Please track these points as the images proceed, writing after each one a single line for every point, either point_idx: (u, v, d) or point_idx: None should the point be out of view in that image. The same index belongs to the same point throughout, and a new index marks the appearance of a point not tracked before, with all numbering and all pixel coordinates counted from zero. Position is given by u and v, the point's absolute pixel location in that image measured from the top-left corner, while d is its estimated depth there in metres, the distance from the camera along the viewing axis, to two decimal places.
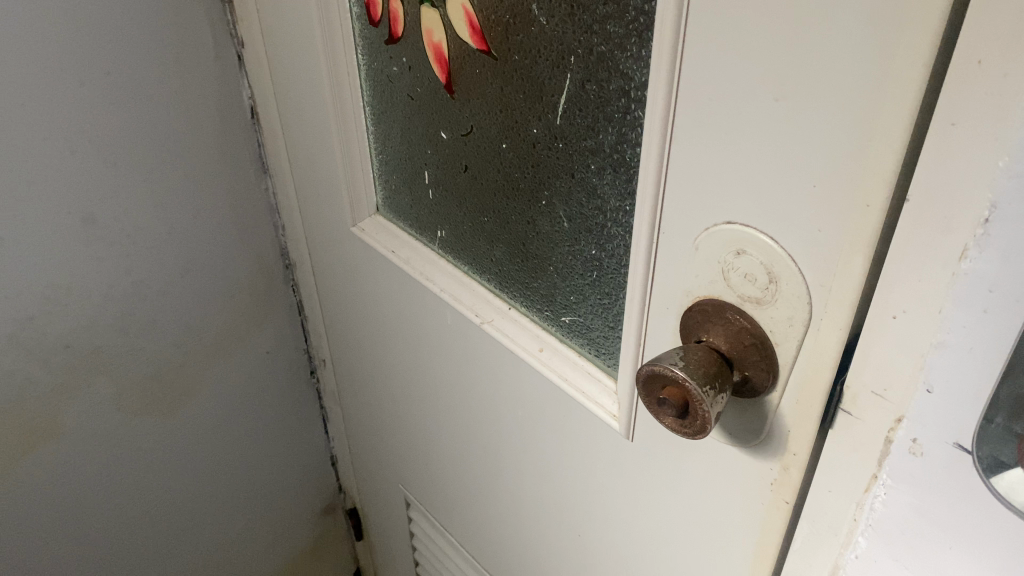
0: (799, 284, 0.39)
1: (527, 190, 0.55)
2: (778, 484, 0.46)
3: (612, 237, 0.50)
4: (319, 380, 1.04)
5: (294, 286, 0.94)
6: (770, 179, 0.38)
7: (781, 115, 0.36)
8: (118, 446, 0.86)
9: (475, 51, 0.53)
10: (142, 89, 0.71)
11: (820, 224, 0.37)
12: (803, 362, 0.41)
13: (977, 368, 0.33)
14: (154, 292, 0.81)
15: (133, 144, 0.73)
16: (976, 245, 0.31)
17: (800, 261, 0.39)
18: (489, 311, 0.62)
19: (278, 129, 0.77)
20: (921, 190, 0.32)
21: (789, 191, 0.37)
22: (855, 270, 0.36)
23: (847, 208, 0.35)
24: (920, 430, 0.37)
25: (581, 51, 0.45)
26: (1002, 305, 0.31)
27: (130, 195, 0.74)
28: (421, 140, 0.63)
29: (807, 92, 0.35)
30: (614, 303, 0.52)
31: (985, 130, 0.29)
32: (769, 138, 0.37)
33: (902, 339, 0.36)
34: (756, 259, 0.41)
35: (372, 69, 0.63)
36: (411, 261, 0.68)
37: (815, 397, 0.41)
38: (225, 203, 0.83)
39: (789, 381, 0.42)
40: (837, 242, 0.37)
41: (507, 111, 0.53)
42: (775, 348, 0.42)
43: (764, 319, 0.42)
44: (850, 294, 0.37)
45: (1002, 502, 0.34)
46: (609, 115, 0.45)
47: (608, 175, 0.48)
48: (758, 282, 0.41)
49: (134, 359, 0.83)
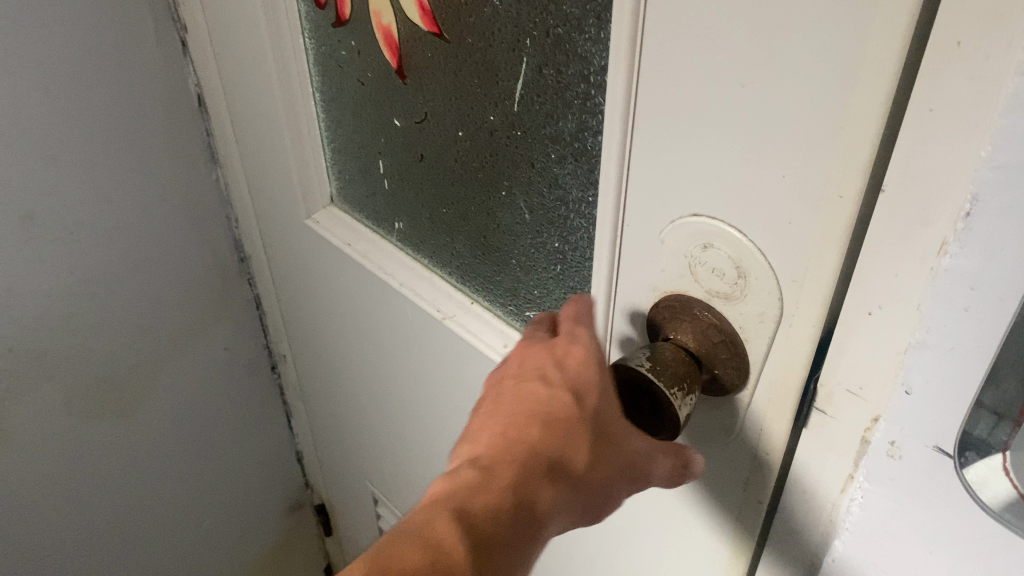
0: (769, 280, 0.37)
1: (486, 180, 0.53)
2: (750, 480, 0.44)
3: (575, 228, 0.48)
4: (281, 376, 1.01)
5: (250, 281, 0.91)
6: (738, 170, 0.36)
7: (747, 102, 0.34)
8: (71, 451, 0.83)
9: (425, 33, 0.50)
10: (79, 78, 0.67)
11: (790, 215, 0.35)
12: (775, 360, 0.39)
13: (960, 369, 0.31)
14: (102, 290, 0.77)
15: (72, 136, 0.69)
16: (957, 239, 0.29)
17: (769, 255, 0.37)
18: (451, 307, 0.60)
19: (225, 117, 0.73)
20: (897, 180, 0.31)
21: (758, 182, 0.35)
22: (829, 264, 0.34)
23: (818, 199, 0.33)
24: (899, 432, 0.35)
25: (537, 34, 0.43)
26: (985, 302, 0.29)
27: (70, 189, 0.70)
28: (375, 128, 0.60)
29: (773, 77, 0.32)
30: (579, 296, 0.50)
31: (964, 118, 0.27)
32: (735, 126, 0.35)
33: (880, 336, 0.34)
34: (723, 253, 0.38)
35: (321, 53, 0.60)
36: (368, 254, 0.65)
37: (788, 396, 0.39)
38: (174, 196, 0.79)
39: (760, 380, 0.40)
40: (809, 235, 0.35)
41: (463, 97, 0.50)
42: (744, 345, 0.40)
43: (732, 315, 0.40)
44: (823, 289, 0.35)
45: (983, 510, 0.33)
46: (569, 101, 0.43)
47: (569, 165, 0.45)
48: (726, 277, 0.39)
49: (83, 360, 0.79)
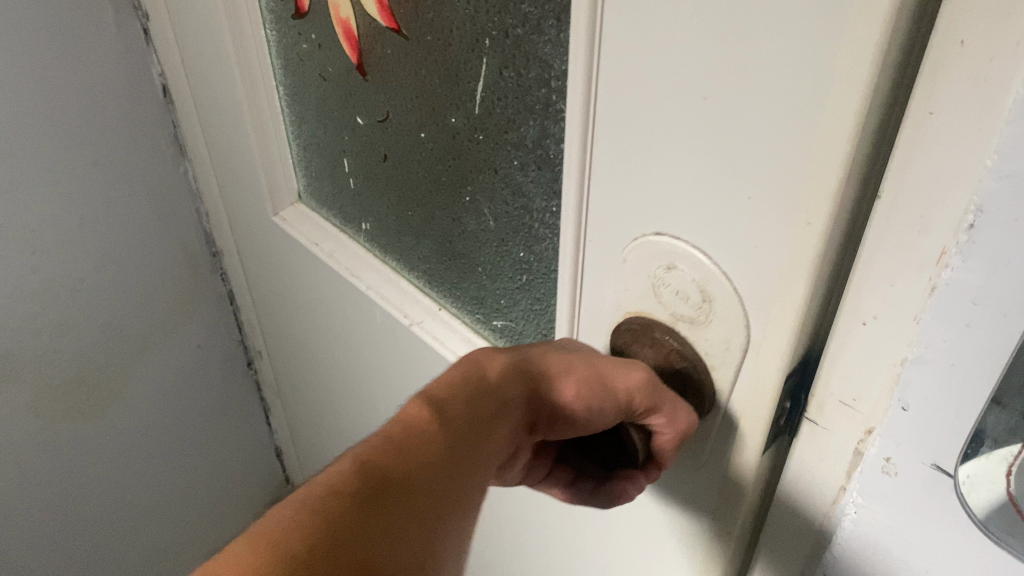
0: (734, 305, 0.35)
1: (449, 184, 0.50)
2: (721, 508, 0.43)
3: (539, 239, 0.45)
4: (257, 372, 0.99)
5: (223, 276, 0.88)
6: (703, 186, 0.33)
7: (713, 116, 0.31)
8: (39, 455, 0.81)
9: (384, 29, 0.47)
10: (35, 71, 0.64)
11: (761, 242, 0.32)
12: (741, 386, 0.37)
13: (960, 387, 0.29)
14: (67, 291, 0.74)
15: (29, 131, 0.66)
16: (959, 250, 0.27)
17: (735, 277, 0.34)
18: (418, 312, 0.57)
19: (191, 108, 0.70)
20: (893, 187, 0.29)
21: (725, 200, 0.33)
22: (796, 292, 0.32)
23: (786, 221, 0.31)
24: (894, 448, 0.33)
25: (496, 34, 0.40)
26: (986, 318, 0.27)
27: (30, 187, 0.68)
28: (338, 126, 0.57)
29: (741, 90, 0.30)
30: (546, 308, 0.48)
31: (968, 121, 0.25)
32: (699, 141, 0.32)
33: (875, 346, 0.33)
34: (687, 275, 0.36)
35: (283, 46, 0.57)
36: (335, 255, 0.62)
37: (758, 422, 0.37)
38: (139, 192, 0.76)
39: (726, 405, 0.39)
40: (777, 260, 0.32)
41: (424, 97, 0.48)
42: (709, 370, 0.38)
43: (696, 339, 0.38)
44: (790, 318, 0.33)
45: (983, 531, 0.31)
46: (531, 106, 0.41)
47: (532, 172, 0.43)
48: (691, 301, 0.37)
49: (50, 363, 0.77)
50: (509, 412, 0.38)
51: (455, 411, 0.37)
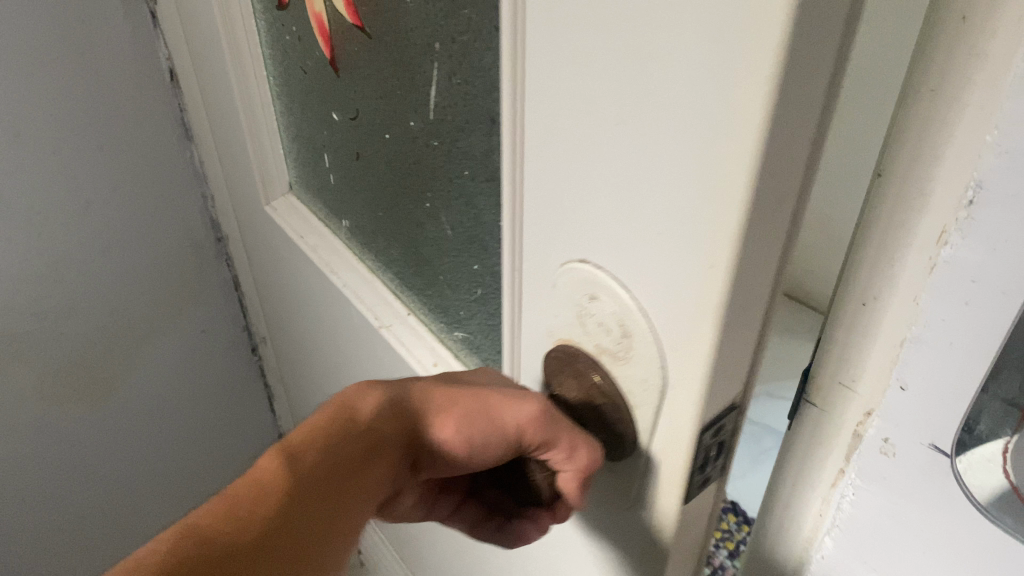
0: (650, 348, 0.30)
1: (412, 189, 0.50)
2: (645, 560, 0.39)
3: (490, 250, 0.45)
4: (262, 359, 0.98)
5: (229, 262, 0.88)
6: (615, 212, 0.29)
7: (623, 131, 0.26)
8: (43, 437, 0.82)
9: (350, 26, 0.48)
10: (41, 53, 0.64)
11: (666, 287, 0.28)
12: (662, 435, 0.33)
13: (959, 367, 0.29)
14: (72, 274, 0.75)
15: (36, 114, 0.66)
16: (959, 230, 0.27)
17: (653, 319, 0.30)
18: (389, 316, 0.57)
19: (196, 92, 0.70)
20: (895, 166, 0.29)
21: (636, 229, 0.28)
22: (704, 342, 0.28)
23: (692, 260, 0.26)
24: (894, 430, 0.33)
25: (445, 40, 0.40)
26: (986, 297, 0.27)
27: (36, 169, 0.68)
28: (317, 121, 0.58)
29: (644, 105, 0.25)
30: (499, 323, 0.47)
31: (969, 97, 0.25)
32: (610, 160, 0.27)
33: (875, 328, 0.33)
34: (609, 308, 0.32)
35: (270, 32, 0.58)
36: (318, 250, 0.63)
37: (675, 476, 0.34)
38: (146, 176, 0.76)
39: (649, 453, 0.34)
40: (687, 303, 0.27)
41: (388, 100, 0.48)
42: (633, 412, 0.34)
43: (620, 378, 0.33)
44: (702, 368, 0.29)
45: (980, 510, 0.31)
46: (478, 117, 0.40)
47: (482, 185, 0.43)
48: (612, 334, 0.32)
49: (55, 345, 0.77)
50: (387, 452, 0.37)
51: (318, 453, 0.35)
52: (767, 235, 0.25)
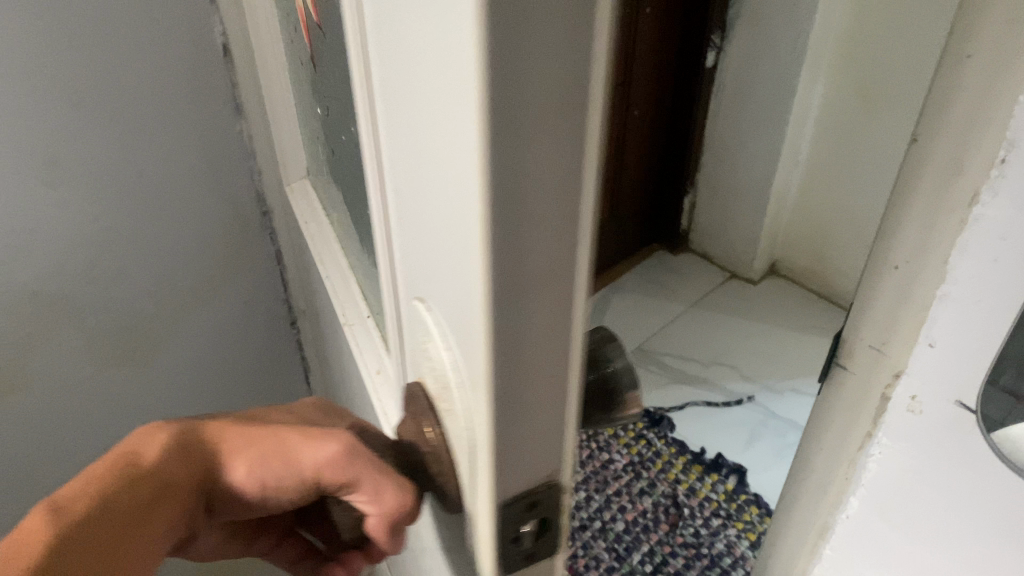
0: (457, 402, 0.26)
1: (356, 193, 0.49)
2: None
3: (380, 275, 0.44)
4: (300, 332, 1.01)
5: (272, 234, 0.90)
6: (424, 241, 0.25)
7: (418, 150, 0.22)
8: (88, 396, 0.85)
9: (315, 24, 0.49)
10: (104, 23, 0.67)
11: (458, 337, 0.24)
12: (475, 502, 0.29)
13: (983, 319, 0.37)
14: (123, 239, 0.78)
15: (97, 81, 0.69)
16: (988, 190, 0.35)
17: (456, 373, 0.26)
18: (354, 315, 0.56)
19: (248, 65, 0.73)
20: (928, 130, 0.35)
21: (437, 264, 0.24)
22: (482, 407, 0.24)
23: (465, 311, 0.22)
24: (922, 387, 0.41)
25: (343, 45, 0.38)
26: (1012, 259, 0.35)
27: (95, 136, 0.71)
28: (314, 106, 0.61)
29: (421, 120, 0.21)
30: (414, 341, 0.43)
31: (993, 74, 0.32)
32: (415, 182, 0.24)
33: (901, 292, 0.39)
34: (434, 349, 0.28)
35: (286, 19, 0.63)
36: (314, 237, 0.66)
37: (490, 546, 0.30)
38: (197, 148, 0.79)
39: (469, 518, 0.30)
40: (469, 360, 0.24)
41: (337, 100, 0.48)
42: (455, 470, 0.30)
43: (446, 430, 0.29)
44: (487, 436, 0.25)
45: (1001, 459, 0.38)
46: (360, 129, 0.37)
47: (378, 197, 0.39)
48: (440, 379, 0.28)
49: (104, 308, 0.80)
50: (174, 496, 0.32)
51: (88, 509, 0.30)
52: (531, 297, 0.21)
